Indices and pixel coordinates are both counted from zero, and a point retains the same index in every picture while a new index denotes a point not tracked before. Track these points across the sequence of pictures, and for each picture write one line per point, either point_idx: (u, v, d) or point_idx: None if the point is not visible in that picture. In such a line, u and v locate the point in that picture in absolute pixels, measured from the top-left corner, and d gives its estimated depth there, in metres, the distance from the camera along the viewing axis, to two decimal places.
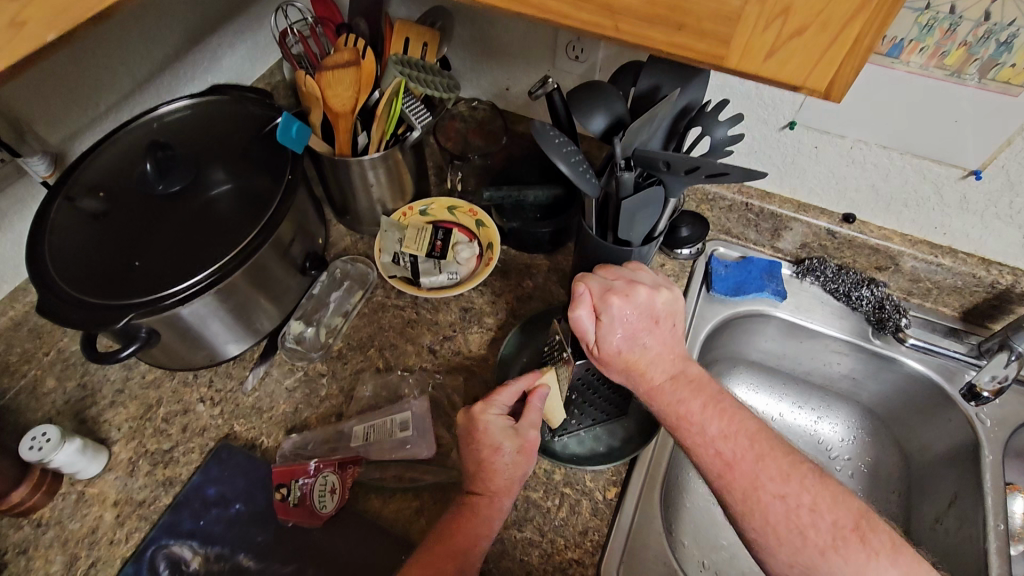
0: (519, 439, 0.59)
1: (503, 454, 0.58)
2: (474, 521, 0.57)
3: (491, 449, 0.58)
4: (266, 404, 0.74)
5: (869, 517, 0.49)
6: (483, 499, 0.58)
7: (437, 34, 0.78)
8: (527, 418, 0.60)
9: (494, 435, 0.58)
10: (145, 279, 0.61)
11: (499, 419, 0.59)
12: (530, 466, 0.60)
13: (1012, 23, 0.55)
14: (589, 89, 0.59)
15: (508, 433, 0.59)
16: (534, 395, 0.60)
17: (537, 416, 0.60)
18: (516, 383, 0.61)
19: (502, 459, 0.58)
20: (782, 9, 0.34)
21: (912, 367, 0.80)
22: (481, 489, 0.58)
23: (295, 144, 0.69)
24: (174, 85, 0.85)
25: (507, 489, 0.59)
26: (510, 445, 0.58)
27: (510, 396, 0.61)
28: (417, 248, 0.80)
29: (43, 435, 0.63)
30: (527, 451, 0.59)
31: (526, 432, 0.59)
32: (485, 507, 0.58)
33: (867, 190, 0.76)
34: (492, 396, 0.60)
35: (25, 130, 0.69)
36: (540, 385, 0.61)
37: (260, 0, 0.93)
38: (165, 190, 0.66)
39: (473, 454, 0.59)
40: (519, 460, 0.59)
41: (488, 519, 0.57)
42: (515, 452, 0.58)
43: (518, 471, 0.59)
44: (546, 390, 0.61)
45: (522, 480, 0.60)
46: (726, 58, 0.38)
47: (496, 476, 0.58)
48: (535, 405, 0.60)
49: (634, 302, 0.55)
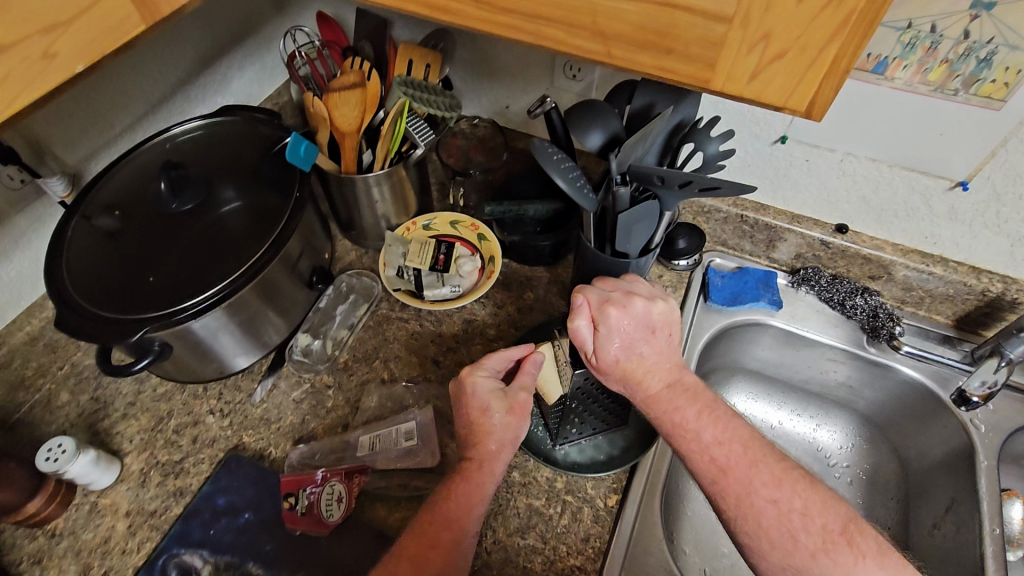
0: (509, 400, 0.60)
1: (491, 414, 0.60)
2: (466, 487, 0.58)
3: (480, 409, 0.60)
4: (274, 415, 0.76)
5: (857, 521, 0.50)
6: (475, 463, 0.59)
7: (440, 55, 0.81)
8: (520, 380, 0.62)
9: (482, 396, 0.60)
10: (157, 294, 0.63)
11: (487, 380, 0.62)
12: (522, 429, 0.61)
13: (990, 41, 0.58)
14: (586, 108, 0.62)
15: (497, 393, 0.61)
16: (528, 360, 0.63)
17: (529, 379, 0.62)
18: (510, 350, 0.64)
19: (491, 419, 0.60)
20: (762, 36, 0.36)
21: (907, 374, 0.81)
22: (472, 453, 0.59)
23: (302, 163, 0.72)
24: (186, 107, 0.88)
25: (498, 451, 0.59)
26: (499, 405, 0.60)
27: (502, 362, 0.64)
28: (420, 262, 0.83)
29: (59, 446, 0.65)
30: (518, 412, 0.61)
31: (516, 393, 0.61)
32: (475, 471, 0.59)
33: (858, 201, 0.78)
34: (482, 360, 0.63)
35: (44, 151, 0.72)
36: (534, 352, 0.63)
37: (269, 24, 0.96)
38: (178, 208, 0.68)
39: (464, 417, 0.61)
40: (509, 421, 0.60)
41: (480, 485, 0.58)
42: (504, 413, 0.60)
43: (509, 432, 0.60)
44: (540, 356, 0.63)
45: (515, 443, 0.61)
46: (712, 80, 0.40)
47: (487, 438, 0.59)
48: (529, 368, 0.63)
49: (631, 312, 0.57)
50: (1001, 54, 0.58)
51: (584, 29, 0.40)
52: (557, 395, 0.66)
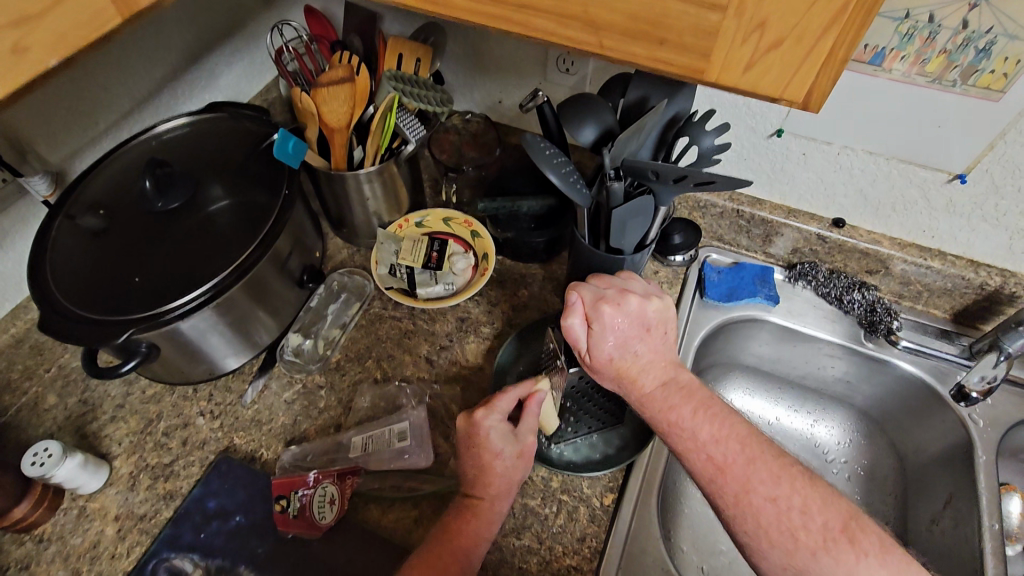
0: (519, 444, 0.60)
1: (503, 458, 0.59)
2: (474, 524, 0.58)
3: (492, 453, 0.59)
4: (266, 417, 0.75)
5: (858, 518, 0.50)
6: (485, 502, 0.59)
7: (431, 49, 0.80)
8: (525, 425, 0.61)
9: (495, 440, 0.59)
10: (144, 294, 0.62)
11: (500, 425, 0.59)
12: (527, 470, 0.62)
13: (989, 30, 0.57)
14: (578, 101, 0.61)
15: (510, 438, 0.59)
16: (533, 399, 0.61)
17: (535, 422, 0.61)
18: (515, 390, 0.61)
19: (502, 463, 0.59)
20: (758, 24, 0.35)
21: (904, 369, 0.81)
22: (481, 494, 0.59)
23: (290, 160, 0.71)
24: (172, 104, 0.87)
25: (505, 492, 0.60)
26: (510, 450, 0.59)
27: (510, 402, 0.61)
28: (412, 260, 0.81)
29: (45, 450, 0.64)
30: (525, 456, 0.61)
31: (524, 437, 0.61)
32: (485, 510, 0.59)
33: (856, 195, 0.77)
34: (491, 402, 0.60)
35: (26, 149, 0.70)
36: (537, 391, 0.61)
37: (257, 19, 0.95)
38: (163, 207, 0.66)
39: (473, 459, 0.60)
40: (517, 464, 0.60)
41: (489, 522, 0.59)
42: (514, 457, 0.60)
43: (516, 474, 0.60)
44: (542, 394, 0.61)
45: (518, 482, 0.62)
46: (706, 70, 0.39)
47: (497, 480, 0.59)
48: (534, 410, 0.61)
49: (626, 310, 0.56)
50: (1001, 44, 0.57)
51: (575, 19, 0.39)
52: (553, 426, 0.66)
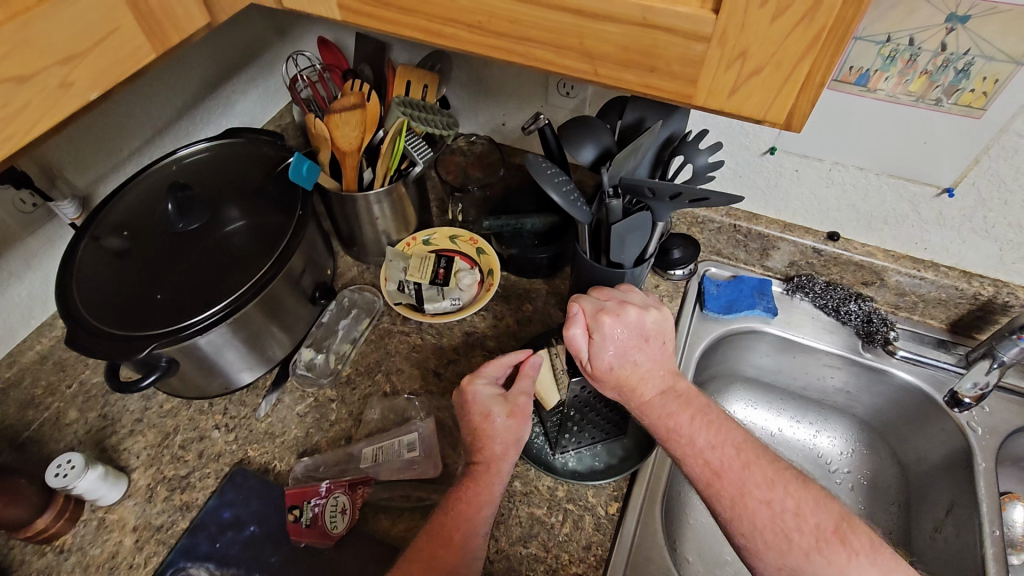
0: (510, 404, 0.62)
1: (494, 419, 0.61)
2: (475, 488, 0.60)
3: (482, 415, 0.61)
4: (279, 429, 0.77)
5: (850, 519, 0.51)
6: (483, 467, 0.60)
7: (437, 76, 0.84)
8: (519, 387, 0.64)
9: (484, 402, 0.62)
10: (164, 311, 0.65)
11: (487, 388, 0.63)
12: (524, 431, 0.62)
13: (966, 52, 0.60)
14: (579, 124, 0.64)
15: (499, 398, 0.62)
16: (526, 364, 0.64)
17: (528, 383, 0.64)
18: (507, 356, 0.65)
19: (494, 424, 0.61)
20: (739, 53, 0.38)
21: (902, 378, 0.82)
22: (479, 458, 0.61)
23: (304, 181, 0.74)
24: (191, 130, 0.91)
25: (503, 454, 0.61)
26: (500, 410, 0.61)
27: (500, 368, 0.65)
28: (421, 276, 0.85)
29: (68, 462, 0.67)
30: (518, 415, 0.62)
31: (517, 397, 0.63)
32: (483, 474, 0.60)
33: (849, 209, 0.80)
34: (482, 367, 0.64)
35: (55, 174, 0.74)
36: (532, 355, 0.65)
37: (271, 50, 0.99)
38: (184, 228, 0.70)
39: (467, 424, 0.62)
40: (510, 424, 0.61)
41: (488, 486, 0.60)
42: (506, 416, 0.61)
43: (512, 435, 0.61)
44: (537, 360, 0.65)
45: (517, 446, 0.62)
46: (694, 95, 0.42)
47: (491, 442, 0.61)
48: (528, 372, 0.64)
49: (625, 321, 0.58)
50: (978, 65, 0.60)
51: (573, 50, 0.42)
52: (555, 400, 0.68)
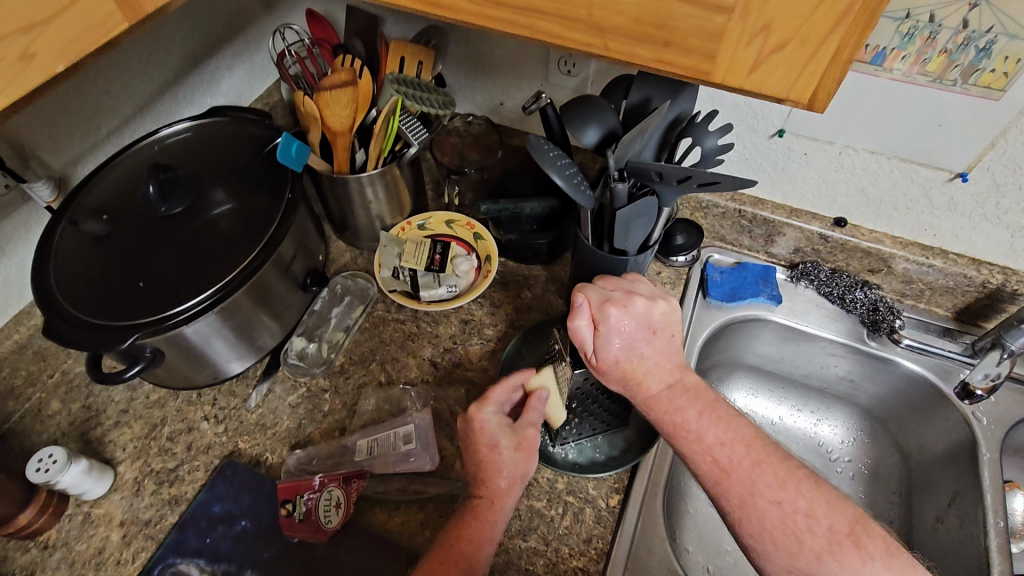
0: (516, 436, 0.60)
1: (500, 451, 0.59)
2: (478, 525, 0.58)
3: (488, 446, 0.59)
4: (270, 421, 0.75)
5: (863, 521, 0.50)
6: (485, 502, 0.59)
7: (433, 53, 0.80)
8: (526, 416, 0.61)
9: (489, 432, 0.60)
10: (148, 299, 0.62)
11: (494, 416, 0.61)
12: (530, 467, 0.61)
13: (989, 30, 0.57)
14: (582, 102, 0.61)
15: (506, 429, 0.60)
16: (534, 396, 0.62)
17: (536, 415, 0.61)
18: (514, 379, 0.63)
19: (500, 457, 0.59)
20: (764, 26, 0.36)
21: (908, 368, 0.81)
22: (481, 492, 0.59)
23: (294, 164, 0.71)
24: (174, 108, 0.87)
25: (509, 489, 0.59)
26: (507, 442, 0.59)
27: (505, 391, 0.63)
28: (415, 262, 0.81)
29: (50, 456, 0.64)
30: (526, 449, 0.60)
31: (523, 430, 0.60)
32: (486, 509, 0.59)
33: (857, 194, 0.78)
34: (487, 394, 0.62)
35: (29, 155, 0.70)
36: (540, 389, 0.62)
37: (257, 23, 0.95)
38: (167, 212, 0.66)
39: (473, 455, 0.61)
40: (517, 458, 0.59)
41: (491, 523, 0.58)
42: (513, 449, 0.59)
43: (519, 469, 0.60)
44: (546, 392, 0.62)
45: (524, 480, 0.61)
46: (712, 72, 0.39)
47: (497, 477, 0.59)
48: (534, 405, 0.62)
49: (632, 312, 0.56)
50: (1001, 44, 0.57)
51: (581, 22, 0.39)
52: (561, 420, 0.65)
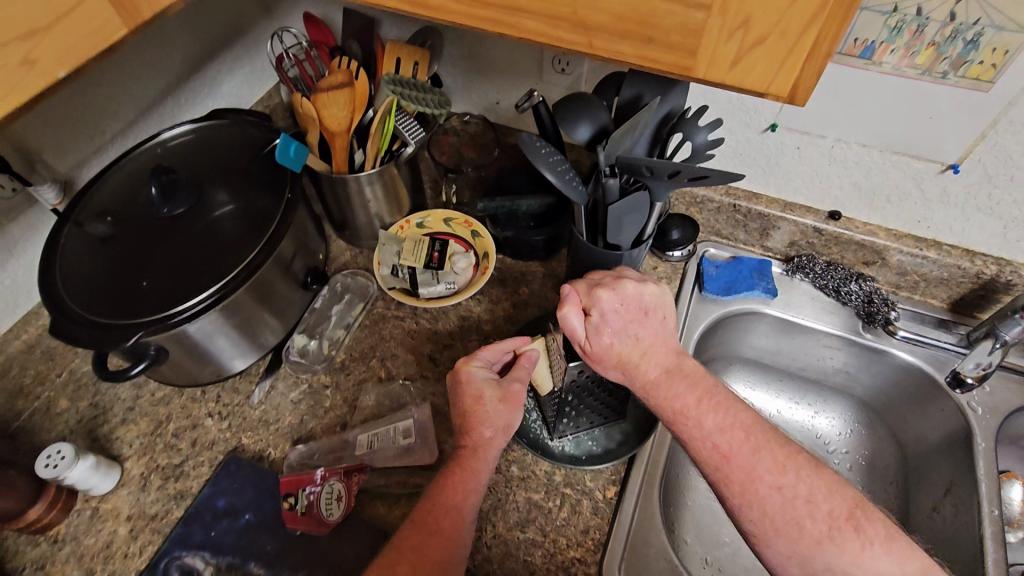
0: (502, 389, 0.62)
1: (485, 401, 0.61)
2: (462, 475, 0.59)
3: (474, 397, 0.62)
4: (273, 417, 0.76)
5: (863, 506, 0.51)
6: (470, 451, 0.60)
7: (428, 53, 0.81)
8: (514, 373, 0.64)
9: (476, 384, 0.62)
10: (152, 298, 0.63)
11: (482, 371, 0.63)
12: (515, 418, 0.62)
13: (976, 22, 0.58)
14: (573, 100, 0.62)
15: (491, 382, 0.63)
16: (525, 355, 0.65)
17: (524, 372, 0.64)
18: (505, 343, 0.65)
19: (485, 408, 0.61)
20: (743, 21, 0.36)
21: (902, 359, 0.81)
22: (466, 441, 0.60)
23: (292, 163, 0.72)
24: (176, 111, 0.89)
25: (492, 438, 0.61)
26: (492, 394, 0.62)
27: (496, 354, 0.65)
28: (414, 260, 0.83)
29: (58, 452, 0.65)
30: (511, 401, 0.62)
31: (510, 385, 0.63)
32: (470, 458, 0.60)
33: (851, 187, 0.78)
34: (477, 351, 0.65)
35: (34, 158, 0.72)
36: (529, 348, 0.65)
37: (255, 27, 0.96)
38: (170, 213, 0.68)
39: (458, 407, 0.63)
40: (502, 408, 0.61)
41: (475, 472, 0.59)
42: (497, 401, 0.62)
43: (502, 419, 0.61)
44: (535, 352, 0.65)
45: (507, 432, 0.62)
46: (694, 67, 0.40)
47: (482, 426, 0.61)
48: (523, 363, 0.64)
49: (621, 294, 0.58)
50: (988, 36, 0.58)
51: (566, 20, 0.40)
52: (547, 387, 0.68)
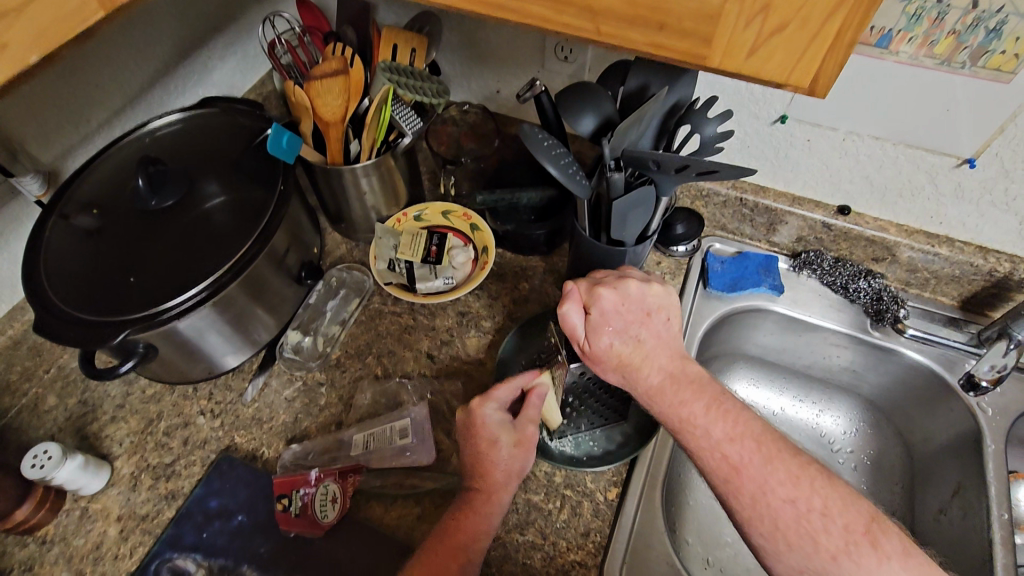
0: (516, 432, 0.60)
1: (499, 447, 0.59)
2: (473, 519, 0.58)
3: (488, 441, 0.59)
4: (266, 415, 0.74)
5: (880, 520, 0.49)
6: (482, 495, 0.59)
7: (426, 39, 0.78)
8: (526, 414, 0.61)
9: (491, 428, 0.59)
10: (139, 295, 0.61)
11: (496, 414, 0.60)
12: (529, 462, 0.61)
13: (1000, 10, 0.55)
14: (577, 90, 0.59)
15: (507, 425, 0.60)
16: (533, 393, 0.61)
17: (536, 413, 0.61)
18: (516, 380, 0.62)
19: (499, 452, 0.59)
20: (762, 6, 0.34)
21: (912, 358, 0.79)
22: (479, 484, 0.59)
23: (285, 154, 0.69)
24: (165, 99, 0.86)
25: (505, 482, 0.59)
26: (507, 438, 0.59)
27: (509, 391, 0.61)
28: (412, 254, 0.81)
29: (45, 452, 0.64)
30: (524, 445, 0.60)
31: (523, 426, 0.60)
32: (483, 502, 0.59)
33: (862, 181, 0.76)
34: (492, 390, 0.61)
35: (18, 149, 0.69)
36: (539, 384, 0.61)
37: (247, 12, 0.93)
38: (158, 205, 0.65)
39: (470, 447, 0.61)
40: (516, 453, 0.60)
41: (486, 515, 0.58)
42: (512, 445, 0.59)
43: (516, 464, 0.60)
44: (544, 388, 0.61)
45: (520, 475, 0.61)
46: (709, 57, 0.38)
47: (494, 469, 0.59)
48: (535, 402, 0.61)
49: (624, 293, 0.56)
50: (1012, 24, 0.55)
51: (572, 5, 0.38)
52: (559, 420, 0.66)
